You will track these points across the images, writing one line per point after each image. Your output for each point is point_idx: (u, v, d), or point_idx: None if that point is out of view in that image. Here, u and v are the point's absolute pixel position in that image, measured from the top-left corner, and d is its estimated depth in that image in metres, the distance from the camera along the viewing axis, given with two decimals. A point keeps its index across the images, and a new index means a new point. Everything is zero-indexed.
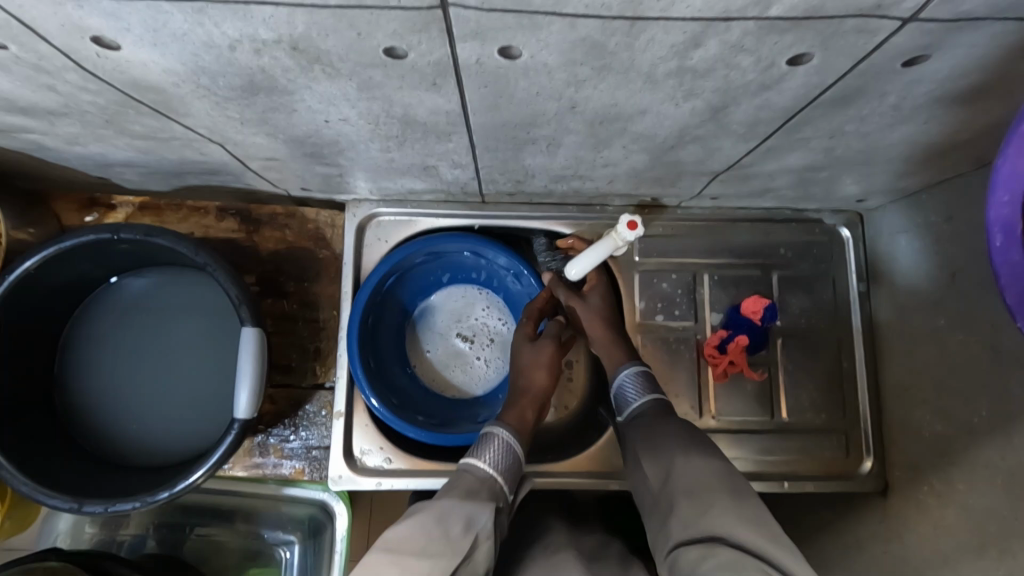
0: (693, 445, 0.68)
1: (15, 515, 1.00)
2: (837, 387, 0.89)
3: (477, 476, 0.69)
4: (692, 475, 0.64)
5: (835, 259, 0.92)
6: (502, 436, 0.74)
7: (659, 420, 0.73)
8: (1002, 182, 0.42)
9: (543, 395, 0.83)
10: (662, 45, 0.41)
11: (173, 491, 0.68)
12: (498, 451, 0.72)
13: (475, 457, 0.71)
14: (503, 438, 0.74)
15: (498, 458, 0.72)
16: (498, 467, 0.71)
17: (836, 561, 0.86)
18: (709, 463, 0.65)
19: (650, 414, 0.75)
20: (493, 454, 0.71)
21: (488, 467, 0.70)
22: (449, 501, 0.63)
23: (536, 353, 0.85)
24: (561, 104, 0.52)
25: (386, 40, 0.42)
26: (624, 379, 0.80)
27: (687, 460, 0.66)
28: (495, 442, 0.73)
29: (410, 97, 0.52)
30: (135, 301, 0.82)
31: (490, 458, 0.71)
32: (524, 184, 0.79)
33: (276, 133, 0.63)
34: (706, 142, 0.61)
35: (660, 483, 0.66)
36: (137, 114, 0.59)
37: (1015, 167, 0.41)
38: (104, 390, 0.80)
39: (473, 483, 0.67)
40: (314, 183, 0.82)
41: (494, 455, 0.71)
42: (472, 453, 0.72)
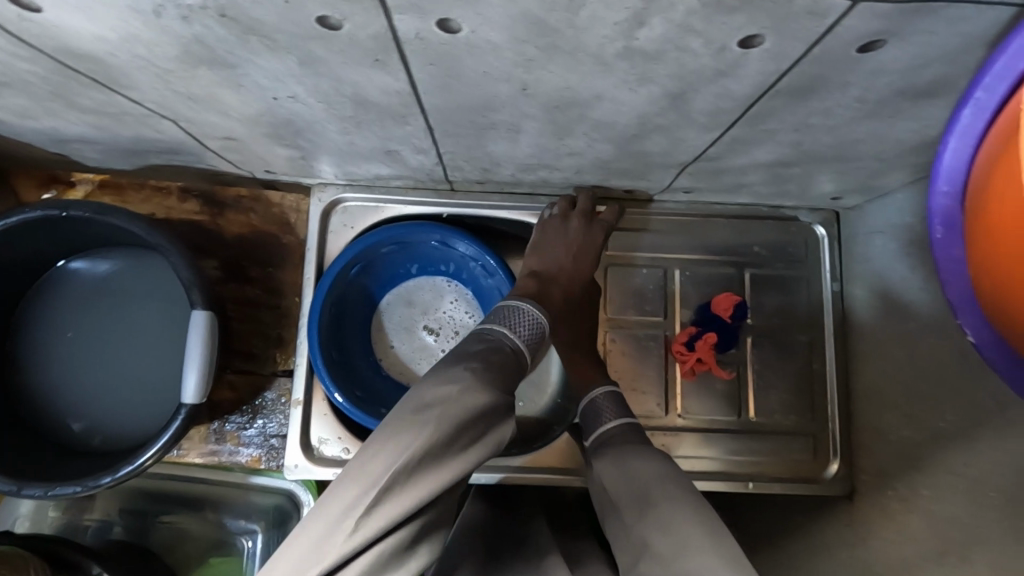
0: (665, 475, 0.63)
1: None
2: (807, 388, 0.87)
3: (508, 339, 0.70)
4: (665, 501, 0.60)
5: (809, 258, 0.90)
6: (531, 311, 0.75)
7: (622, 446, 0.70)
8: (945, 173, 0.40)
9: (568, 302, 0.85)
10: (605, 22, 0.40)
11: (118, 475, 0.66)
12: (528, 330, 0.73)
13: (506, 327, 0.71)
14: (532, 313, 0.74)
15: (528, 334, 0.73)
16: (525, 340, 0.72)
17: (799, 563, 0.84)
18: (683, 496, 0.60)
19: (614, 437, 0.72)
20: (525, 331, 0.72)
21: (517, 340, 0.71)
22: (486, 395, 0.58)
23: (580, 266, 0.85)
24: (513, 86, 0.50)
25: (318, 9, 0.40)
26: (596, 401, 0.79)
27: (659, 489, 0.61)
28: (529, 318, 0.74)
29: (357, 74, 0.50)
30: (89, 283, 0.81)
31: (522, 334, 0.72)
32: (491, 172, 0.77)
33: (228, 111, 0.61)
34: (668, 132, 0.59)
35: (630, 514, 0.62)
36: (80, 85, 0.57)
37: (957, 158, 0.39)
38: (55, 372, 0.78)
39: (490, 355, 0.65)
40: (279, 165, 0.80)
41: (526, 332, 0.72)
42: (503, 322, 0.72)
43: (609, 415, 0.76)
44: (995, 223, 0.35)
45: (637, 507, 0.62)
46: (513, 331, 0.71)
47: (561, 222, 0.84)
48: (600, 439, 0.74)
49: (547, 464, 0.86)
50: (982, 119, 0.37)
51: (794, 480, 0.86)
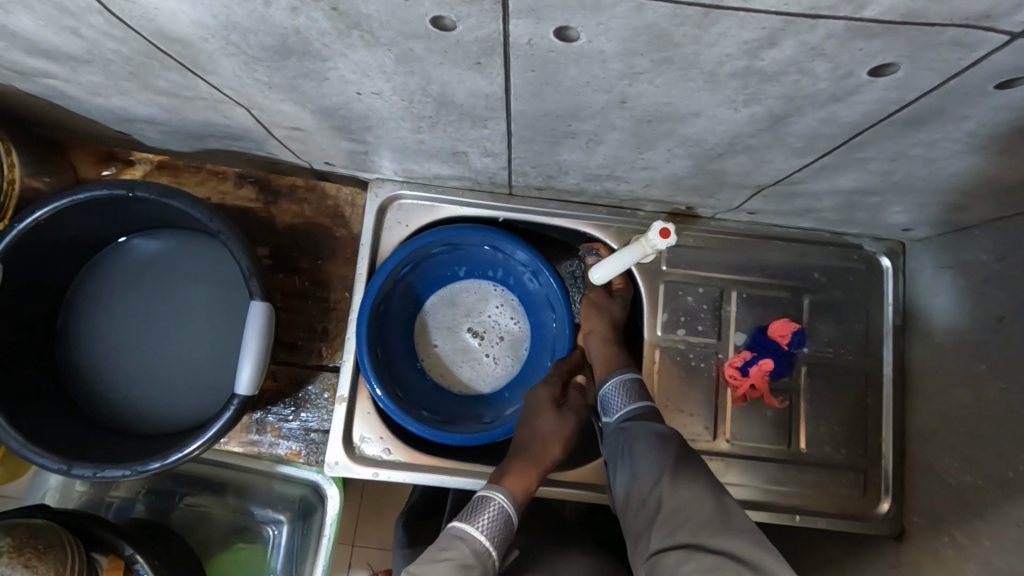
0: (681, 460, 0.66)
1: (6, 466, 0.99)
2: (860, 423, 0.85)
3: (470, 548, 0.63)
4: (671, 487, 0.64)
5: (871, 288, 0.87)
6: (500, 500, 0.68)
7: (638, 436, 0.71)
8: None
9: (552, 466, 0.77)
10: (734, 40, 0.38)
11: (166, 463, 0.66)
12: (493, 516, 0.67)
13: (466, 521, 0.66)
14: (500, 501, 0.68)
15: (491, 526, 0.66)
16: (494, 537, 0.66)
17: None
18: (696, 480, 0.65)
19: (638, 418, 0.73)
20: (487, 520, 0.66)
21: (483, 538, 0.64)
22: None
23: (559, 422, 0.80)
24: (611, 97, 0.49)
25: (433, 8, 0.39)
26: (614, 382, 0.78)
27: (670, 480, 0.65)
28: (491, 507, 0.67)
29: (451, 75, 0.49)
30: (143, 264, 0.80)
31: (485, 525, 0.66)
32: (556, 179, 0.75)
33: (305, 102, 0.60)
34: (756, 153, 0.57)
35: (643, 502, 0.65)
36: (162, 68, 0.56)
37: None
38: (104, 351, 0.78)
39: (467, 556, 0.62)
40: (339, 158, 0.79)
41: (489, 521, 0.66)
42: (464, 516, 0.67)
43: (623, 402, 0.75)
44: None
45: (644, 500, 0.65)
46: (484, 531, 0.65)
47: (544, 407, 0.81)
48: (620, 422, 0.74)
49: (588, 481, 0.83)
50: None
51: (841, 516, 0.83)
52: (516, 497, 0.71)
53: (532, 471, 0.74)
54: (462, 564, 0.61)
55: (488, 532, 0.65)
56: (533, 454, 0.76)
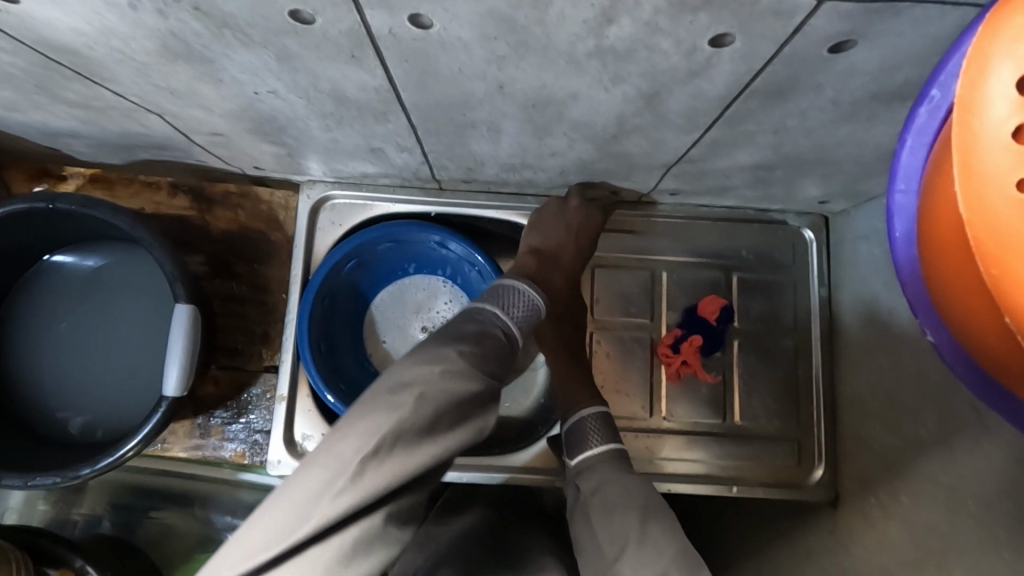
0: (651, 515, 0.62)
1: None
2: (793, 394, 0.87)
3: (494, 321, 0.65)
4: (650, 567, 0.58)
5: (797, 262, 0.90)
6: (529, 295, 0.71)
7: (604, 486, 0.66)
8: (901, 175, 0.35)
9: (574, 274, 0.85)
10: (573, 20, 0.40)
11: (96, 468, 0.67)
12: (524, 309, 0.70)
13: (500, 305, 0.68)
14: (535, 298, 0.72)
15: (521, 316, 0.69)
16: (520, 322, 0.68)
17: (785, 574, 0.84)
18: (666, 542, 0.59)
19: (600, 463, 0.70)
20: (516, 310, 0.68)
21: (513, 321, 0.67)
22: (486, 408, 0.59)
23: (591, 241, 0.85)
24: (489, 84, 0.50)
25: (289, 3, 0.41)
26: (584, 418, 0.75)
27: (639, 549, 0.59)
28: (526, 303, 0.70)
29: (334, 70, 0.50)
30: (76, 276, 0.81)
31: (517, 313, 0.69)
32: (476, 171, 0.77)
33: (211, 106, 0.62)
34: (648, 133, 0.59)
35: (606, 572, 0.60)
36: (65, 78, 0.57)
37: (913, 157, 0.34)
38: (41, 362, 0.79)
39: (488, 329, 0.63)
40: (265, 162, 0.81)
41: (520, 312, 0.69)
42: (499, 300, 0.68)
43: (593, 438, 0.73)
44: (943, 220, 0.30)
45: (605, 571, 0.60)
46: (510, 314, 0.68)
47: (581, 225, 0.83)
48: (584, 466, 0.71)
49: (530, 464, 0.86)
50: (938, 115, 0.33)
51: (777, 485, 0.85)
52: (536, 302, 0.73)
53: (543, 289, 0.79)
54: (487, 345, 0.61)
55: (514, 318, 0.68)
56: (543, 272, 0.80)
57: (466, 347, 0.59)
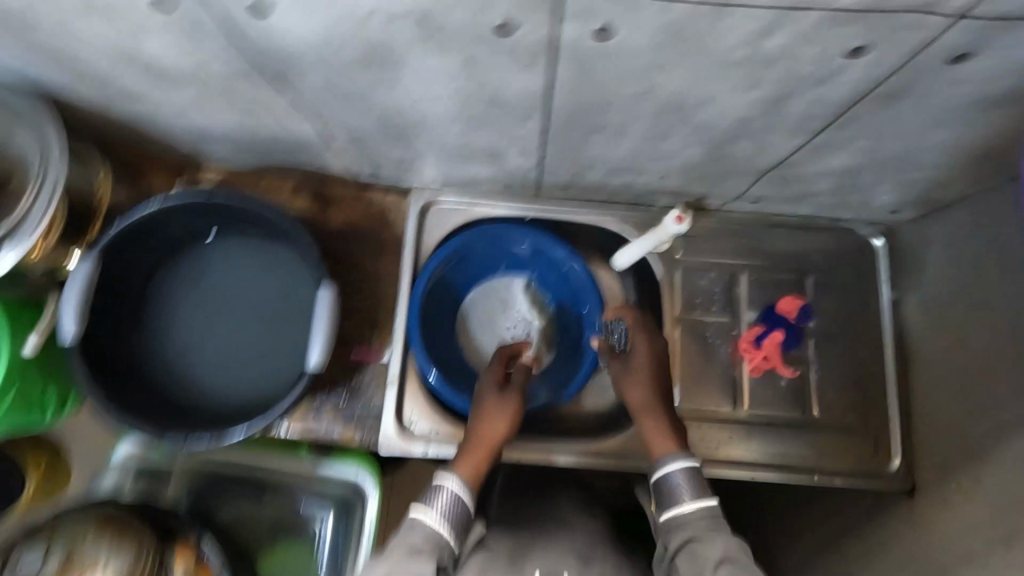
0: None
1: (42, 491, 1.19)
2: (867, 389, 0.92)
3: (422, 533, 0.67)
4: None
5: (866, 267, 0.96)
6: (452, 485, 0.71)
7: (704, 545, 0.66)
8: None
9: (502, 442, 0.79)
10: (740, 31, 0.48)
11: (248, 432, 0.74)
12: (449, 502, 0.70)
13: (423, 507, 0.69)
14: (453, 487, 0.71)
15: (451, 513, 0.70)
16: (449, 520, 0.69)
17: (854, 565, 0.87)
18: None
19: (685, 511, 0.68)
20: (445, 507, 0.69)
21: (438, 523, 0.68)
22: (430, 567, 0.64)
23: (501, 400, 0.83)
24: (638, 88, 0.59)
25: (502, 16, 0.49)
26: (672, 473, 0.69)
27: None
28: (450, 497, 0.70)
29: (505, 75, 0.59)
30: (213, 261, 0.88)
31: (441, 510, 0.69)
32: (581, 176, 0.85)
33: (370, 109, 0.70)
34: (760, 136, 0.67)
35: None
36: (256, 83, 0.66)
37: None
38: (177, 339, 0.85)
39: (419, 539, 0.67)
40: (386, 165, 0.89)
41: (446, 506, 0.70)
42: (421, 500, 0.71)
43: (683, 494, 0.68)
44: None
45: None
46: (437, 512, 0.69)
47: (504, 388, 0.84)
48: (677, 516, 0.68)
49: (617, 452, 0.93)
50: None
51: (855, 474, 0.90)
52: (472, 485, 0.73)
53: (489, 458, 0.77)
54: (420, 550, 0.66)
55: (445, 518, 0.69)
56: (489, 441, 0.78)
57: (416, 540, 0.66)
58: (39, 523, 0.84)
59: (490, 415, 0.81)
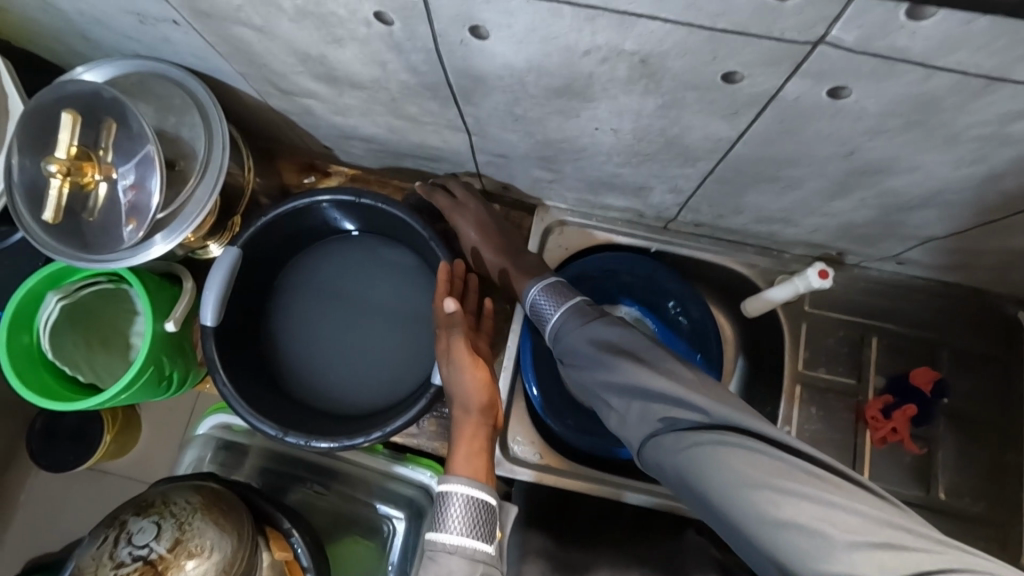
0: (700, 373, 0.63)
1: (117, 445, 1.18)
2: (996, 479, 0.86)
3: (448, 555, 0.63)
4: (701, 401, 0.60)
5: (1013, 347, 0.89)
6: (461, 495, 0.66)
7: (580, 336, 0.70)
8: None
9: (487, 406, 0.74)
10: (995, 110, 0.45)
11: (369, 439, 0.73)
12: (460, 510, 0.65)
13: (439, 531, 0.65)
14: (460, 493, 0.66)
15: (463, 518, 0.65)
16: (472, 527, 0.65)
17: None
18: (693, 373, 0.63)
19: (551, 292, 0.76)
20: (459, 518, 0.65)
21: (460, 537, 0.64)
22: None
23: (455, 369, 0.74)
24: (841, 149, 0.56)
25: (733, 67, 0.47)
26: (539, 296, 0.76)
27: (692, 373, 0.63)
28: (453, 502, 0.66)
29: (700, 121, 0.57)
30: (340, 261, 0.89)
31: (457, 524, 0.65)
32: (724, 219, 0.83)
33: (534, 133, 0.69)
34: (948, 207, 0.63)
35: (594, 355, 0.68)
36: (430, 97, 0.66)
37: None
38: (303, 333, 0.87)
39: (455, 565, 0.63)
40: (521, 184, 0.89)
41: (459, 517, 0.65)
42: (436, 525, 0.66)
43: (556, 305, 0.75)
44: None
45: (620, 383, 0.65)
46: (449, 531, 0.64)
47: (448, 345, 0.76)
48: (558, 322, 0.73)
49: None
50: None
51: None
52: (479, 476, 0.68)
53: (477, 441, 0.72)
54: (451, 574, 0.62)
55: (468, 533, 0.64)
56: (470, 427, 0.73)
57: (443, 563, 0.63)
58: (147, 500, 0.83)
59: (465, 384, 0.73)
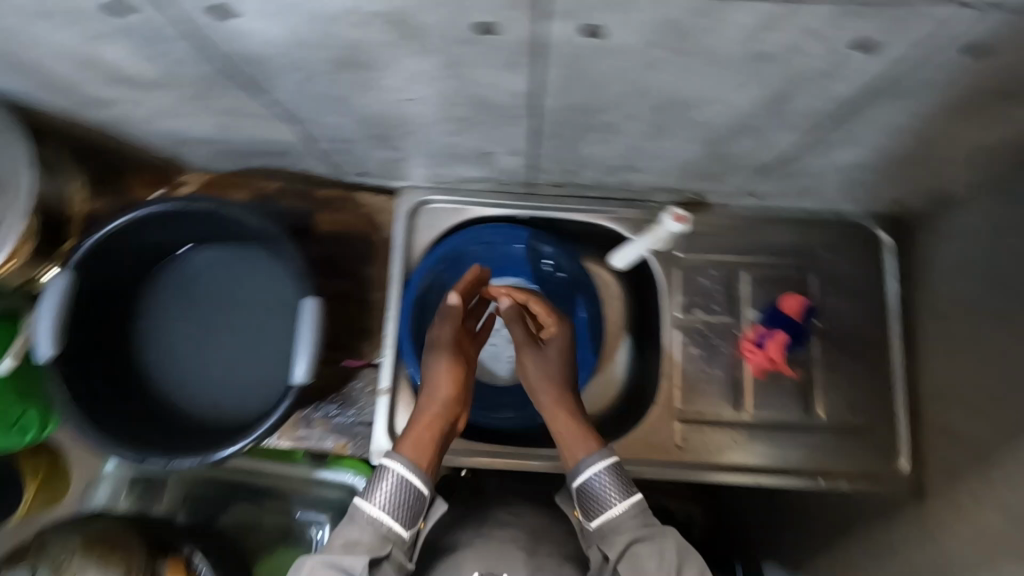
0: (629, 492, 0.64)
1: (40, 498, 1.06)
2: (871, 390, 0.90)
3: (360, 524, 0.62)
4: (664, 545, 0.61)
5: (873, 262, 0.93)
6: (394, 470, 0.64)
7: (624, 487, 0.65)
8: None
9: (448, 409, 0.71)
10: (738, 28, 0.45)
11: (233, 449, 0.71)
12: (389, 488, 0.63)
13: (364, 498, 0.63)
14: (395, 470, 0.64)
15: (389, 497, 0.63)
16: (393, 505, 0.63)
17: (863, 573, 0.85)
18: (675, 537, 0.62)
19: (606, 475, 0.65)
20: (386, 494, 0.63)
21: (381, 512, 0.62)
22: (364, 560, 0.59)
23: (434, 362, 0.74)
24: (631, 88, 0.55)
25: (482, 16, 0.46)
26: (594, 478, 0.65)
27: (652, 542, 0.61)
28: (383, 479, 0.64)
29: (490, 78, 0.56)
30: (199, 274, 0.87)
31: (381, 500, 0.63)
32: (575, 175, 0.82)
33: (352, 113, 0.67)
34: (760, 133, 0.64)
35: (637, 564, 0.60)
36: (228, 88, 0.63)
37: None
38: (168, 352, 0.84)
39: (358, 534, 0.62)
40: (374, 168, 0.87)
41: (385, 494, 0.63)
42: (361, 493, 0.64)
43: (613, 491, 0.64)
44: None
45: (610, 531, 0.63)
46: (371, 502, 0.63)
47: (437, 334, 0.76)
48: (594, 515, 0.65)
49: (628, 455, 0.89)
50: None
51: (859, 477, 0.88)
52: (420, 461, 0.66)
53: (434, 430, 0.69)
54: (356, 544, 0.61)
55: (390, 511, 0.63)
56: (428, 417, 0.70)
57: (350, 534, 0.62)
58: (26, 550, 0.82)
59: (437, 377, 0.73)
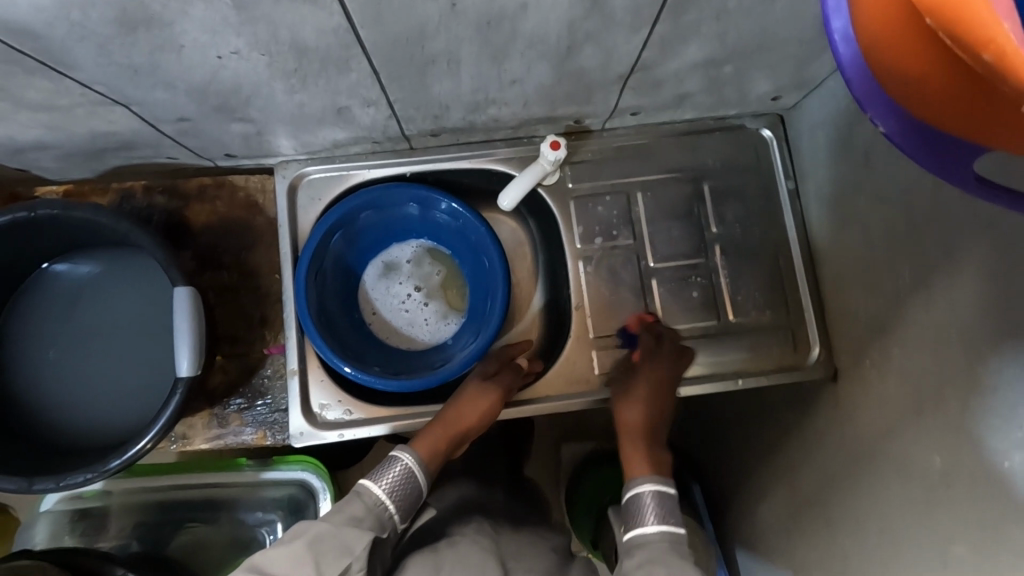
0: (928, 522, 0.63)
1: None
2: (779, 286, 0.91)
3: (365, 500, 0.63)
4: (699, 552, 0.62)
5: (762, 162, 0.93)
6: (407, 460, 0.69)
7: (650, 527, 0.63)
8: None
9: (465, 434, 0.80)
10: None
11: (124, 458, 0.68)
12: (396, 476, 0.67)
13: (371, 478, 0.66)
14: (407, 460, 0.69)
15: (395, 486, 0.66)
16: (394, 492, 0.66)
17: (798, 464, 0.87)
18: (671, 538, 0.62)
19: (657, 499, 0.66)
20: (390, 480, 0.66)
21: (383, 491, 0.65)
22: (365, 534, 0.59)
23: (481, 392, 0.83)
24: (440, 4, 0.53)
25: None
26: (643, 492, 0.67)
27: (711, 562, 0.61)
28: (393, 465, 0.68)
29: (291, 14, 0.52)
30: (72, 288, 0.83)
31: (387, 481, 0.66)
32: (443, 118, 0.80)
33: (175, 83, 0.63)
34: (599, 39, 0.63)
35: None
36: (27, 73, 0.59)
37: None
38: (54, 377, 0.81)
39: (359, 509, 0.62)
40: (238, 147, 0.83)
41: (392, 479, 0.67)
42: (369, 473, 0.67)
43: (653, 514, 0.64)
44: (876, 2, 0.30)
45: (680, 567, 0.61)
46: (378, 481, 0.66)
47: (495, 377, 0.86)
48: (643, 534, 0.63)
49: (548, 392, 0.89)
50: None
51: (778, 371, 0.89)
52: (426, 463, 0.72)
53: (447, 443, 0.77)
54: (360, 519, 0.61)
55: (393, 495, 0.65)
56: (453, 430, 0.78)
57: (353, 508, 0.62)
58: None
59: (474, 406, 0.81)
